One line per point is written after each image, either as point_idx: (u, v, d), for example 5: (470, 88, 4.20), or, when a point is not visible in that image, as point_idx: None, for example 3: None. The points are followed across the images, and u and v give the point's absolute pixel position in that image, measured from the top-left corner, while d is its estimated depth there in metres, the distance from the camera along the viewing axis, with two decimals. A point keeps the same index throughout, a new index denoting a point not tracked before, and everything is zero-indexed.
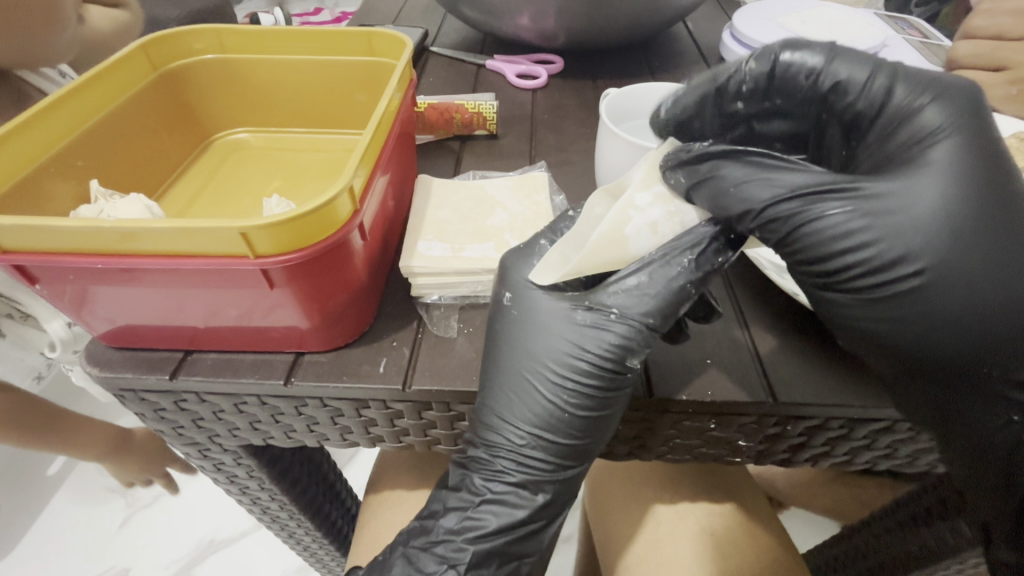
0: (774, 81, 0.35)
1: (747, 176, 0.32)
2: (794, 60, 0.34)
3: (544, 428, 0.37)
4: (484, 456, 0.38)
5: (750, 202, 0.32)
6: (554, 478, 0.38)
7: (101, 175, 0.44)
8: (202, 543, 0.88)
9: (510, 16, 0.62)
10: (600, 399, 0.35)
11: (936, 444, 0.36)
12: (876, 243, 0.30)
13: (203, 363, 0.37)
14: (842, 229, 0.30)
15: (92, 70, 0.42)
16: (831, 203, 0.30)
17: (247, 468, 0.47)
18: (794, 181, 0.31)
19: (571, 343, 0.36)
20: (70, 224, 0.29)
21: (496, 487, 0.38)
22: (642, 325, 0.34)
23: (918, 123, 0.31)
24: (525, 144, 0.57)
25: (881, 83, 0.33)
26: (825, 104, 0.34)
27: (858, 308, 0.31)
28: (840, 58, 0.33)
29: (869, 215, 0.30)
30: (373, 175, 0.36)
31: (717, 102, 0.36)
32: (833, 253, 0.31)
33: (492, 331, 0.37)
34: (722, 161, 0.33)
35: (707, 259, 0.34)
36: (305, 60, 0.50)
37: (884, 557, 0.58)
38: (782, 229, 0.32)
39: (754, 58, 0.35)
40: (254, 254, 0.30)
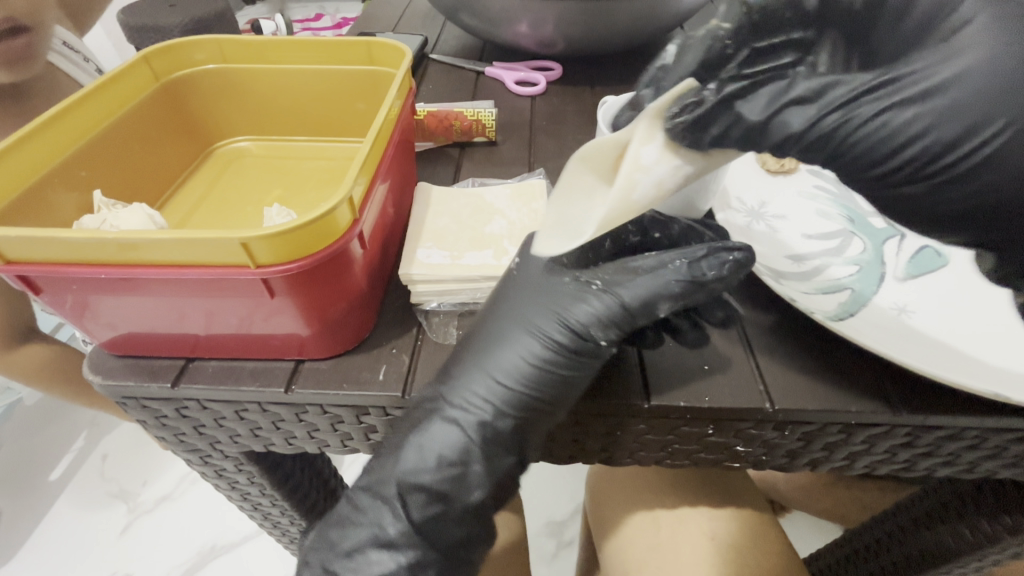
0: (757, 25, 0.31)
1: (787, 97, 0.30)
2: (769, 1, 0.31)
3: (508, 396, 0.36)
4: (438, 407, 0.36)
5: (788, 128, 0.30)
6: (494, 460, 0.36)
7: (104, 185, 0.45)
8: (204, 548, 0.88)
9: (509, 24, 0.62)
10: (567, 367, 0.35)
11: (934, 447, 0.37)
12: (931, 129, 0.28)
13: (205, 371, 0.37)
14: (892, 126, 0.29)
15: (96, 81, 0.43)
16: (871, 105, 0.29)
17: (248, 474, 0.47)
18: (831, 94, 0.30)
19: (557, 310, 0.36)
20: (73, 236, 0.29)
21: (433, 444, 0.36)
22: (625, 306, 0.35)
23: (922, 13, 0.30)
24: (524, 151, 0.57)
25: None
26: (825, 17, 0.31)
27: (927, 194, 0.30)
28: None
29: (932, 98, 0.28)
30: (374, 183, 0.37)
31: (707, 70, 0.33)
32: (890, 153, 0.29)
33: (488, 299, 0.39)
34: (741, 100, 0.31)
35: (699, 269, 0.35)
36: (307, 69, 0.51)
37: (885, 562, 0.58)
38: (831, 141, 0.30)
39: (721, 18, 0.32)
40: (254, 263, 0.31)
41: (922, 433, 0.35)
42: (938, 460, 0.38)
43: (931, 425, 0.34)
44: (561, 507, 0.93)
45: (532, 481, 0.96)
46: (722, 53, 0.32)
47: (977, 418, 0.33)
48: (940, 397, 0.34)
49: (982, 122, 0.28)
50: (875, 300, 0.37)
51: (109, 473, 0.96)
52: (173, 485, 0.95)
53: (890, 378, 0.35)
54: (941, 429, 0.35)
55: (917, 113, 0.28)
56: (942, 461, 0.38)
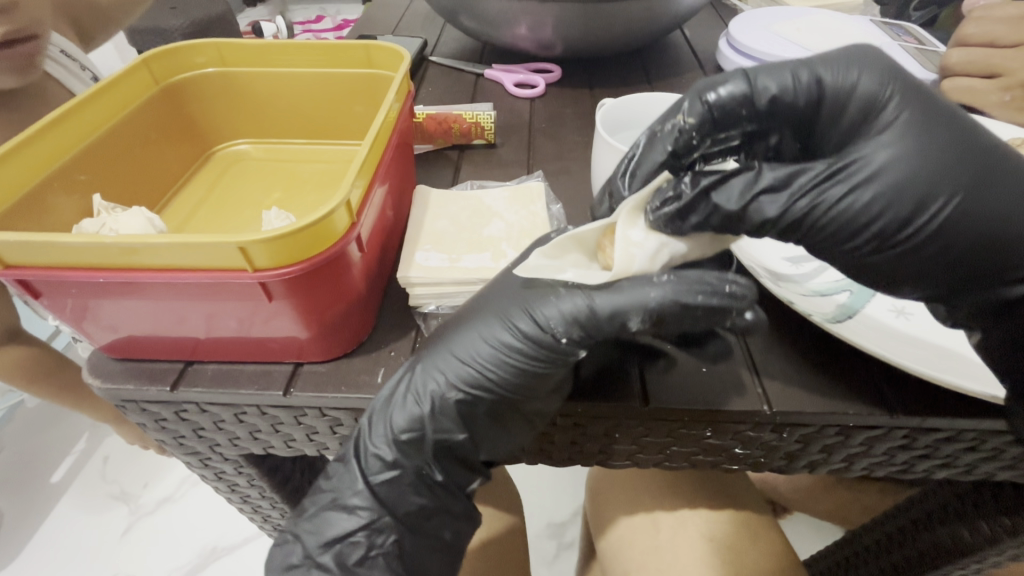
0: (714, 120, 0.33)
1: (757, 186, 0.31)
2: (725, 93, 0.32)
3: (467, 379, 0.36)
4: (399, 384, 0.36)
5: (763, 214, 0.31)
6: (448, 437, 0.37)
7: (104, 188, 0.45)
8: (205, 550, 0.88)
9: (508, 27, 0.63)
10: (525, 356, 0.35)
11: (931, 449, 0.36)
12: (890, 205, 0.30)
13: (204, 374, 0.37)
14: (861, 207, 0.30)
15: (93, 87, 0.43)
16: (836, 188, 0.30)
17: (247, 476, 0.47)
18: (796, 181, 0.31)
19: (533, 300, 0.36)
20: (72, 240, 0.30)
21: (389, 424, 0.36)
22: (593, 308, 0.34)
23: (863, 95, 0.31)
24: (523, 152, 0.58)
25: (807, 77, 0.32)
26: (774, 110, 0.32)
27: (899, 260, 0.31)
28: (762, 74, 0.32)
29: (889, 174, 0.30)
30: (372, 186, 0.37)
31: (676, 159, 0.34)
32: (857, 229, 0.30)
33: (480, 291, 0.39)
34: (713, 190, 0.31)
35: (685, 293, 0.33)
36: (306, 73, 0.51)
37: (885, 563, 0.58)
38: (804, 223, 0.31)
39: (685, 112, 0.33)
40: (252, 267, 0.31)
41: (919, 434, 0.35)
42: (936, 462, 0.38)
43: (929, 427, 0.34)
44: (561, 508, 0.93)
45: (532, 482, 0.96)
46: (688, 144, 0.33)
47: (974, 420, 0.33)
48: (939, 398, 0.34)
49: (931, 197, 0.29)
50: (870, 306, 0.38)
51: (111, 474, 0.97)
52: (174, 487, 0.95)
53: (889, 382, 0.35)
54: (939, 431, 0.34)
55: (873, 194, 0.30)
56: (941, 462, 0.38)
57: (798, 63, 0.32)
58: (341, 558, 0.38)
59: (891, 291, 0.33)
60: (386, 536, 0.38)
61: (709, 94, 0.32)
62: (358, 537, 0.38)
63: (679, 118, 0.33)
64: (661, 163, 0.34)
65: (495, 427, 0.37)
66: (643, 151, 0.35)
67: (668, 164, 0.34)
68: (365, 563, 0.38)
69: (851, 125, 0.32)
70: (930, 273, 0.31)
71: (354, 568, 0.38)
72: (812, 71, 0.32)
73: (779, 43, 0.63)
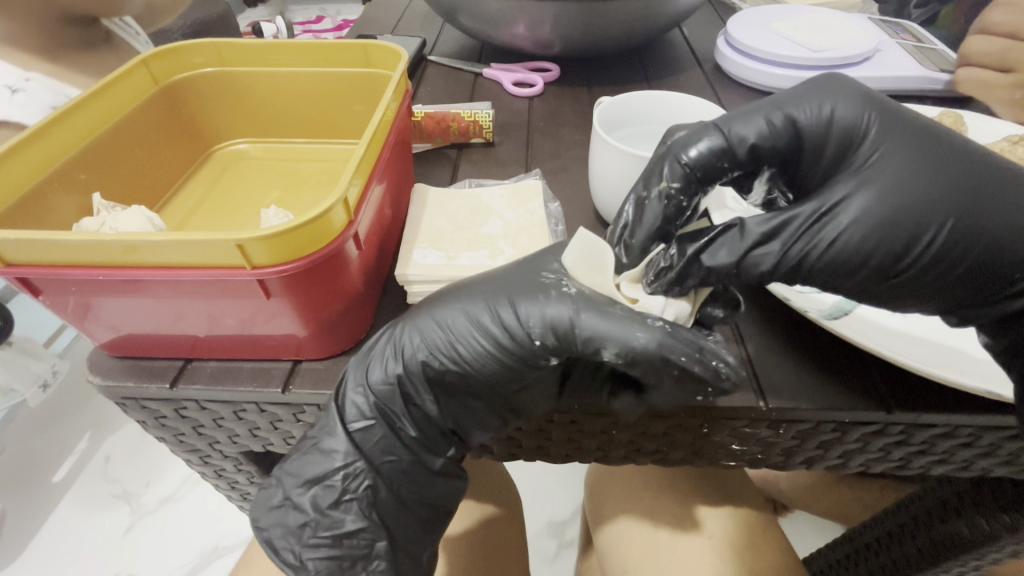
0: (699, 176, 0.34)
1: (747, 242, 0.32)
2: (702, 151, 0.34)
3: (444, 348, 0.36)
4: (382, 342, 0.37)
5: (760, 268, 0.32)
6: (417, 405, 0.38)
7: (104, 188, 0.46)
8: (206, 549, 0.89)
9: (507, 26, 0.63)
10: (500, 342, 0.35)
11: (928, 445, 0.37)
12: (885, 237, 0.31)
13: (203, 371, 0.37)
14: (856, 246, 0.31)
15: (91, 88, 0.43)
16: (838, 226, 0.31)
17: (247, 474, 0.47)
18: (787, 230, 0.32)
19: (523, 295, 0.35)
20: (71, 238, 0.30)
21: (362, 382, 0.36)
22: (573, 325, 0.33)
23: (843, 128, 0.34)
24: (521, 151, 0.58)
25: (779, 121, 0.35)
26: (757, 153, 0.35)
27: (902, 288, 0.32)
28: (733, 124, 0.35)
29: (875, 207, 0.31)
30: (370, 185, 0.37)
31: (670, 222, 0.35)
32: (856, 266, 0.31)
33: (473, 279, 0.38)
34: (706, 251, 0.32)
35: (672, 350, 0.31)
36: (304, 72, 0.51)
37: (885, 560, 0.58)
38: (805, 267, 0.32)
39: (667, 177, 0.34)
40: (250, 264, 0.31)
41: (914, 431, 0.35)
42: (934, 458, 0.38)
43: (925, 423, 0.34)
44: (561, 507, 0.93)
45: (531, 480, 0.96)
46: (677, 206, 0.34)
47: (970, 413, 0.33)
48: (933, 392, 0.34)
49: (923, 227, 0.31)
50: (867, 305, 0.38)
51: (113, 474, 0.97)
52: (175, 486, 0.95)
53: (882, 376, 0.35)
54: (935, 426, 0.35)
55: (863, 232, 0.31)
56: (937, 459, 0.38)
57: (769, 107, 0.35)
58: (316, 501, 0.37)
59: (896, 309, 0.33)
60: (361, 481, 0.37)
61: (683, 155, 0.34)
62: (333, 480, 0.36)
63: (657, 188, 0.34)
64: (655, 231, 0.35)
65: (464, 398, 0.38)
66: (633, 219, 0.35)
67: (661, 232, 0.35)
68: (339, 507, 0.37)
69: (835, 153, 0.34)
70: (933, 293, 0.32)
71: (328, 511, 0.37)
72: (784, 113, 0.35)
73: (777, 41, 0.63)
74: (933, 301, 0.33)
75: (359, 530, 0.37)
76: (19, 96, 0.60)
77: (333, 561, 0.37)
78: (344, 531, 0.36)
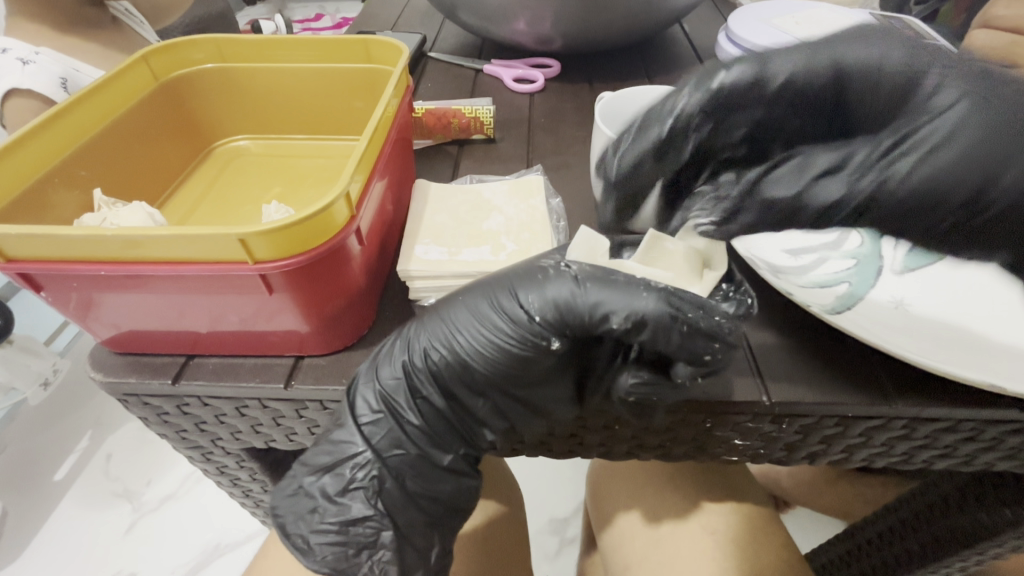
0: (717, 97, 0.36)
1: (814, 172, 0.33)
2: (728, 76, 0.36)
3: (445, 339, 0.35)
4: (392, 342, 0.37)
5: (827, 200, 0.33)
6: (426, 400, 0.37)
7: (105, 184, 0.45)
8: (207, 548, 0.89)
9: (507, 22, 0.63)
10: (503, 328, 0.34)
11: (931, 439, 0.37)
12: (961, 174, 0.29)
13: (205, 368, 0.37)
14: (929, 180, 0.29)
15: (90, 84, 0.43)
16: (905, 160, 0.30)
17: (250, 471, 0.47)
18: (854, 159, 0.32)
19: (519, 282, 0.35)
20: (74, 233, 0.30)
21: (375, 382, 0.36)
22: (576, 297, 0.33)
23: (903, 65, 0.32)
24: (522, 147, 0.58)
25: (827, 60, 0.34)
26: (792, 92, 0.35)
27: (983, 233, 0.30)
28: (775, 60, 0.35)
29: (946, 137, 0.29)
30: (371, 180, 0.37)
31: (672, 141, 0.38)
32: (931, 201, 0.30)
33: (477, 279, 0.38)
34: (762, 186, 0.35)
35: (675, 304, 0.32)
36: (304, 67, 0.51)
37: (886, 556, 0.58)
38: (877, 201, 0.31)
39: (686, 97, 0.37)
40: (253, 259, 0.31)
41: (919, 425, 0.35)
42: (936, 453, 0.38)
43: (927, 417, 0.34)
44: (563, 504, 0.93)
45: (532, 477, 0.96)
46: (688, 123, 0.37)
47: (971, 408, 0.33)
48: (936, 386, 0.34)
49: (1006, 165, 0.28)
50: None
51: (114, 473, 0.97)
52: (176, 485, 0.95)
53: (885, 368, 0.35)
54: (938, 421, 0.35)
55: (935, 166, 0.29)
56: (940, 452, 0.38)
57: (816, 45, 0.34)
58: (325, 489, 0.36)
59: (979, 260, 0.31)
60: (366, 471, 0.36)
61: (717, 79, 0.36)
62: (342, 469, 0.36)
63: (686, 99, 0.37)
64: (659, 146, 0.38)
65: (473, 392, 0.36)
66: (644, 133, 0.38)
67: (660, 146, 0.38)
68: (346, 495, 0.36)
69: (891, 94, 0.32)
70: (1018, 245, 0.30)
71: (335, 498, 0.36)
72: (830, 52, 0.34)
73: (778, 36, 0.63)
74: None
75: (365, 518, 0.36)
76: (30, 66, 0.64)
77: (338, 547, 0.36)
78: (349, 519, 0.36)
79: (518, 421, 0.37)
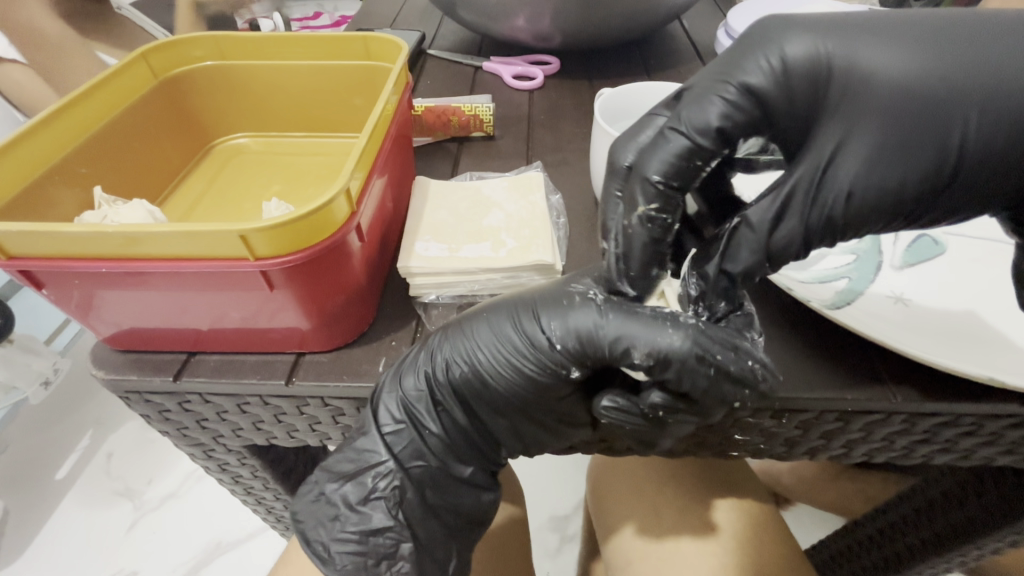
0: (681, 188, 0.31)
1: (767, 232, 0.31)
2: (666, 162, 0.31)
3: (466, 356, 0.36)
4: (412, 352, 0.38)
5: (790, 239, 0.32)
6: (448, 412, 0.38)
7: (106, 182, 0.45)
8: (209, 546, 0.89)
9: (506, 19, 0.62)
10: (524, 352, 0.35)
11: (931, 434, 0.37)
12: (890, 175, 0.30)
13: (206, 365, 0.37)
14: (864, 184, 0.30)
15: (92, 80, 0.43)
16: (839, 180, 0.30)
17: (251, 468, 0.47)
18: (794, 201, 0.31)
19: (545, 304, 0.35)
20: (76, 229, 0.30)
21: (396, 400, 0.36)
22: (598, 329, 0.33)
23: (803, 69, 0.30)
24: (521, 144, 0.58)
25: (734, 92, 0.30)
26: (724, 145, 0.31)
27: (928, 201, 0.31)
28: (687, 120, 0.30)
29: (874, 141, 0.30)
30: (371, 177, 0.37)
31: (658, 243, 0.32)
32: (878, 197, 0.31)
33: (501, 299, 0.38)
34: (725, 252, 0.32)
35: (704, 345, 0.32)
36: (303, 65, 0.51)
37: (886, 551, 0.59)
38: (830, 220, 0.31)
39: (642, 201, 0.31)
40: (254, 256, 0.31)
41: (918, 419, 0.35)
42: (935, 448, 0.38)
43: (928, 412, 0.34)
44: (565, 501, 0.93)
45: (533, 474, 0.96)
46: (662, 230, 0.32)
47: (969, 403, 0.33)
48: (929, 380, 0.34)
49: (927, 143, 0.30)
50: (871, 289, 0.38)
51: (115, 471, 0.97)
52: (177, 483, 0.96)
53: (881, 358, 0.36)
54: (937, 415, 0.35)
55: (868, 174, 0.30)
56: (940, 448, 0.38)
57: (715, 82, 0.31)
58: (346, 497, 0.37)
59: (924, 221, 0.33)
60: (388, 481, 0.37)
61: (652, 173, 0.31)
62: (364, 479, 0.37)
63: (638, 203, 0.31)
64: (639, 261, 0.33)
65: (490, 411, 0.37)
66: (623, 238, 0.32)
67: (649, 257, 0.32)
68: (367, 504, 0.37)
69: (807, 108, 0.30)
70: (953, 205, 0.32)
71: (357, 507, 0.37)
72: (734, 83, 0.30)
73: None
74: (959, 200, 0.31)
75: (387, 529, 0.37)
76: None
77: (359, 557, 0.37)
78: (371, 528, 0.37)
79: (531, 436, 0.38)
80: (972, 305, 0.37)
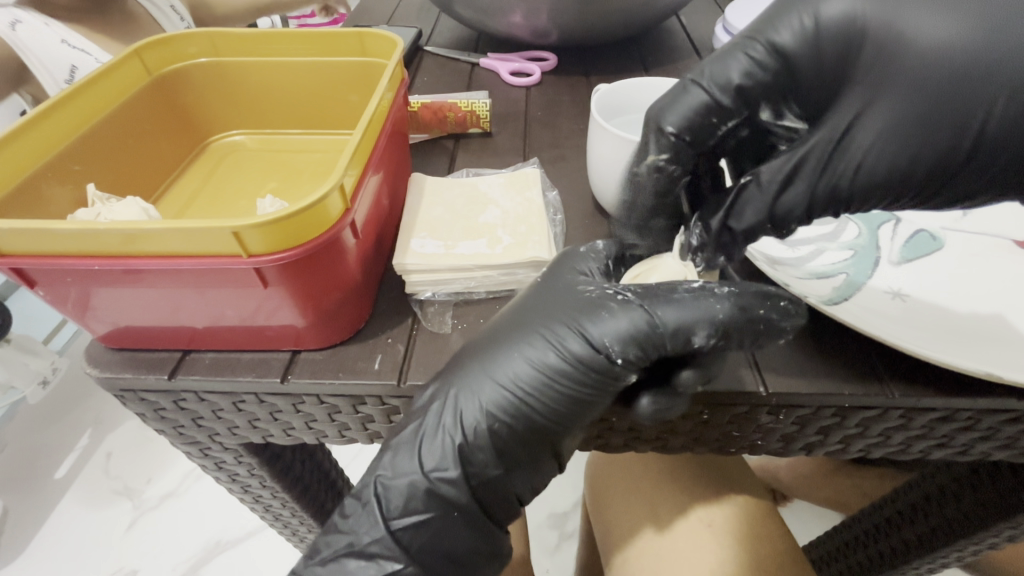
0: (690, 141, 0.35)
1: (775, 192, 0.34)
2: (684, 114, 0.34)
3: (509, 394, 0.35)
4: (431, 419, 0.35)
5: (794, 204, 0.34)
6: (480, 472, 0.35)
7: (98, 178, 0.45)
8: (208, 545, 0.89)
9: (503, 15, 0.62)
10: (575, 371, 0.34)
11: (927, 429, 0.37)
12: (903, 151, 0.31)
13: (201, 363, 0.37)
14: (873, 157, 0.32)
15: (82, 79, 0.43)
16: (853, 151, 0.32)
17: (248, 466, 0.47)
18: (806, 164, 0.33)
19: (582, 318, 0.35)
20: (67, 227, 0.30)
21: (434, 465, 0.35)
22: (651, 326, 0.33)
23: (831, 31, 0.31)
24: (518, 141, 0.57)
25: (762, 51, 0.33)
26: (740, 103, 0.34)
27: (952, 175, 0.32)
28: (710, 75, 0.34)
29: (894, 113, 0.31)
30: (365, 175, 0.37)
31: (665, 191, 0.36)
32: (890, 170, 0.32)
33: (507, 314, 0.37)
34: (733, 207, 0.35)
35: (748, 304, 0.33)
36: (300, 62, 0.51)
37: (884, 547, 0.59)
38: (838, 192, 0.33)
39: (656, 151, 0.35)
40: (247, 253, 0.31)
41: (915, 416, 0.35)
42: (932, 443, 0.38)
43: (923, 407, 0.34)
44: (564, 499, 0.93)
45: None
46: (669, 176, 0.36)
47: (969, 397, 0.33)
48: (914, 369, 0.35)
49: (952, 121, 0.30)
50: (869, 284, 0.38)
51: (113, 471, 0.97)
52: (176, 482, 0.96)
53: (881, 358, 0.35)
54: (934, 410, 0.35)
55: (883, 149, 0.31)
56: (937, 443, 0.38)
57: (745, 40, 0.34)
58: None
59: (950, 194, 0.33)
60: None
61: (669, 126, 0.34)
62: None
63: (653, 153, 0.35)
64: (647, 210, 0.37)
65: (540, 437, 0.36)
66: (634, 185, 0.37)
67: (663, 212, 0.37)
68: None
69: (836, 71, 0.32)
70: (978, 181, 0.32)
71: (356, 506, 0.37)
72: (763, 41, 0.33)
73: None
74: (977, 181, 0.32)
75: None
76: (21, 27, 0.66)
77: None
78: None
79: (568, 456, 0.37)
80: (970, 300, 0.37)
